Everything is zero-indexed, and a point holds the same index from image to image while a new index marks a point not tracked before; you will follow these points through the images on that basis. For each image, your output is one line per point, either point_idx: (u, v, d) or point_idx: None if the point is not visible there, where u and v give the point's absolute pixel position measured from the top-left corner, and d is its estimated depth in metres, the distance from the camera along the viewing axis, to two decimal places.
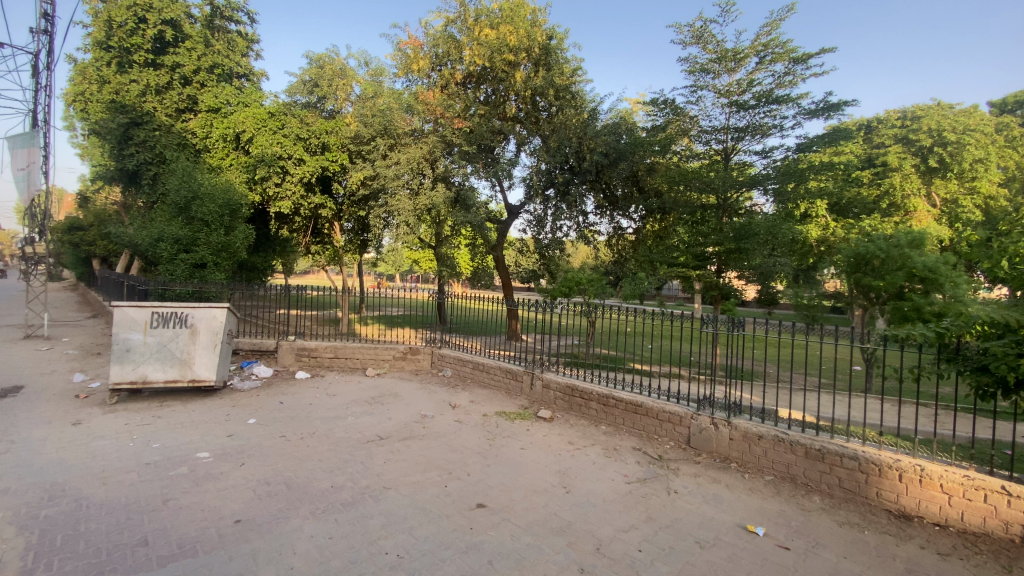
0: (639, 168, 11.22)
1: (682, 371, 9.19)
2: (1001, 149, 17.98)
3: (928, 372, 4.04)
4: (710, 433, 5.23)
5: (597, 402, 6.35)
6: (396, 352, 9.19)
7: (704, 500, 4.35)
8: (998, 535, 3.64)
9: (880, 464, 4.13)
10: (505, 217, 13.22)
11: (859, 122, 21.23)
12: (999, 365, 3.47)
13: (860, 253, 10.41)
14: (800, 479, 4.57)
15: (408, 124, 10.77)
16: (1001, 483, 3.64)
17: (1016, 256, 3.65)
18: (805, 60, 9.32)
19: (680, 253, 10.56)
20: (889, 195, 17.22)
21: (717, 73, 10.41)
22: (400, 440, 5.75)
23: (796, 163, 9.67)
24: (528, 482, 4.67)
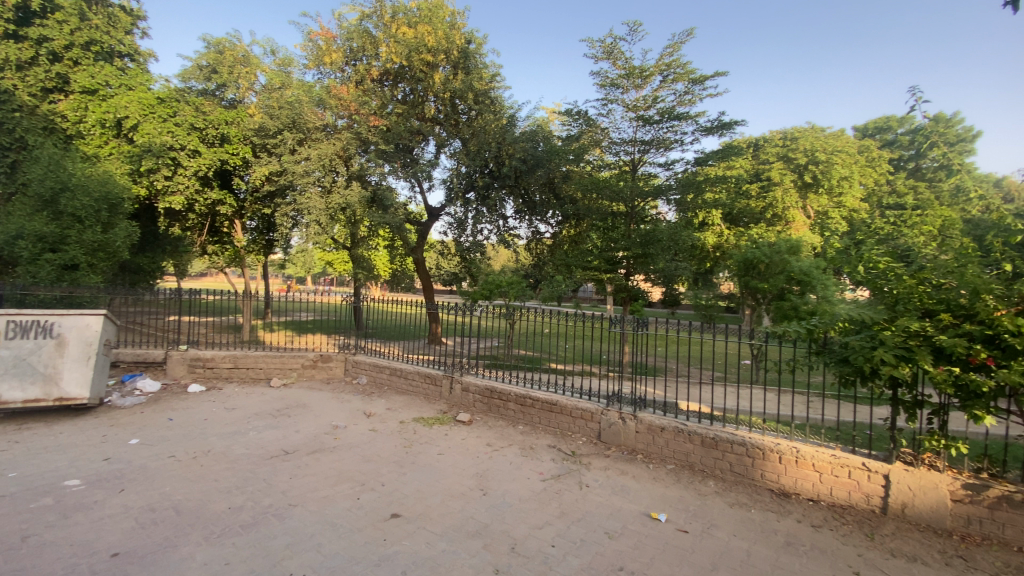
0: (556, 175, 11.56)
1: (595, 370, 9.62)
2: (862, 169, 20.70)
3: (801, 364, 4.55)
4: (618, 428, 5.51)
5: (515, 402, 6.43)
6: (305, 360, 8.65)
7: (614, 491, 4.57)
8: (861, 506, 4.16)
9: (763, 449, 4.59)
10: (425, 219, 13.00)
11: (748, 140, 23.44)
12: (858, 356, 3.99)
13: (748, 259, 11.66)
14: (697, 466, 4.95)
15: (319, 119, 10.23)
16: (861, 460, 4.18)
17: (870, 263, 4.24)
18: (702, 81, 10.15)
19: (594, 257, 11.19)
20: (773, 206, 19.19)
21: (625, 88, 11.03)
22: (308, 454, 5.43)
23: (694, 175, 10.56)
24: (445, 488, 4.61)
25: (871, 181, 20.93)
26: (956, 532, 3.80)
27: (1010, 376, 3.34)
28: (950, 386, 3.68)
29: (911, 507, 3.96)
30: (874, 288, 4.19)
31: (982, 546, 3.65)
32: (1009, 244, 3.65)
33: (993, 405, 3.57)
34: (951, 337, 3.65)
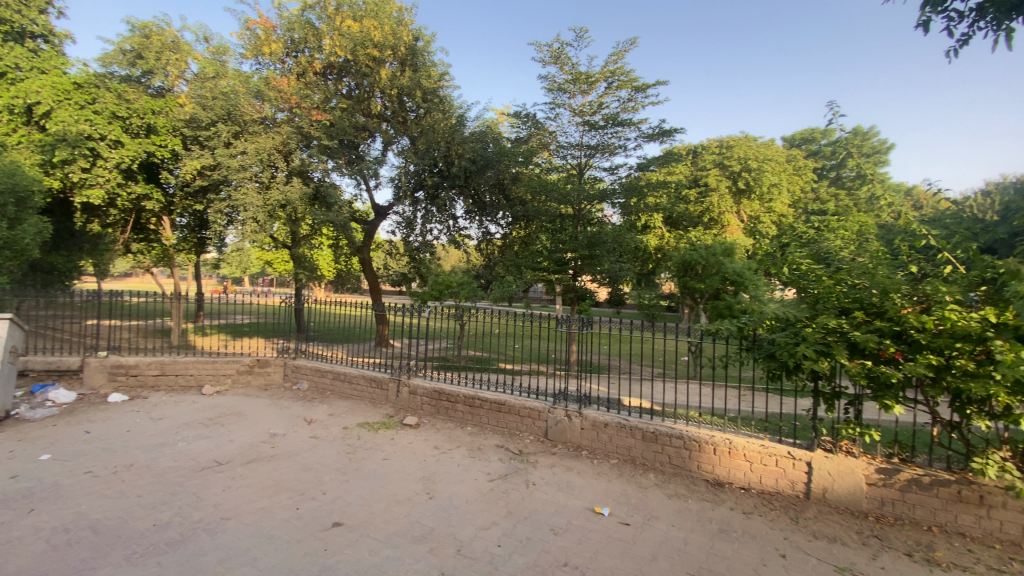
0: (505, 177, 11.60)
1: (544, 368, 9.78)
2: (790, 176, 22.16)
3: (733, 360, 4.82)
4: (564, 425, 5.61)
5: (464, 403, 6.39)
6: (241, 365, 8.22)
7: (559, 488, 4.65)
8: (787, 492, 4.45)
9: (699, 441, 4.81)
10: (372, 218, 12.70)
11: (687, 147, 24.49)
12: (784, 352, 4.28)
13: (687, 260, 12.30)
14: (638, 460, 5.12)
15: (257, 111, 9.80)
16: (787, 449, 4.47)
17: (794, 265, 4.56)
18: (644, 89, 10.52)
19: (544, 258, 11.42)
20: (710, 211, 20.19)
21: (572, 93, 11.26)
22: (244, 464, 5.16)
23: (637, 180, 10.93)
24: (390, 493, 4.52)
25: (797, 188, 22.44)
26: (872, 513, 4.12)
27: (915, 368, 3.69)
28: (864, 378, 4.01)
29: (831, 491, 4.27)
30: (798, 288, 4.50)
31: (894, 525, 3.98)
32: (912, 248, 4.04)
33: (900, 395, 3.92)
34: (864, 333, 3.99)
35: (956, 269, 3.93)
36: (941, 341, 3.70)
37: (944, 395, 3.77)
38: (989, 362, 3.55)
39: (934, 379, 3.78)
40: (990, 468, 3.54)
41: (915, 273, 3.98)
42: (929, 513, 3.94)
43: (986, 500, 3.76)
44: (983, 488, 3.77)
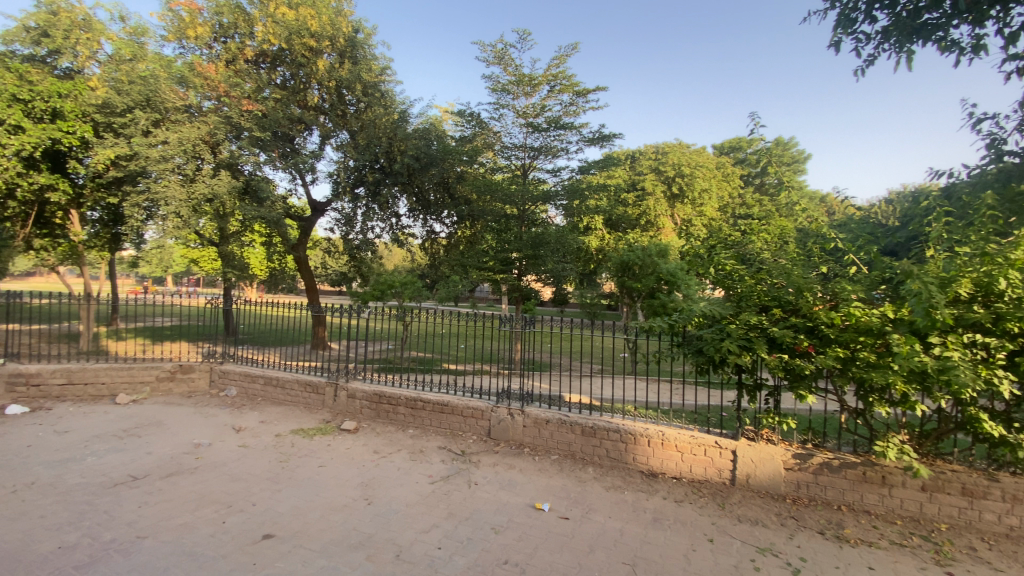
0: (449, 175, 11.49)
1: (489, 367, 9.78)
2: (719, 183, 23.55)
3: (665, 356, 5.04)
4: (506, 424, 5.64)
5: (405, 406, 6.27)
6: (161, 372, 7.63)
7: (501, 487, 4.67)
8: (714, 480, 4.72)
9: (635, 434, 5.00)
10: (309, 215, 12.21)
11: (626, 152, 25.42)
12: (711, 347, 4.52)
13: (625, 261, 13.05)
14: (578, 455, 5.25)
15: (180, 98, 9.06)
16: (715, 439, 4.73)
17: (720, 264, 4.82)
18: (585, 94, 10.78)
19: (489, 257, 11.35)
20: (647, 213, 21.10)
21: (516, 95, 11.34)
22: (164, 477, 4.79)
23: (579, 183, 11.21)
24: (326, 501, 4.35)
25: (726, 194, 23.90)
26: (789, 496, 4.44)
27: (825, 361, 4.02)
28: (782, 371, 4.32)
29: (754, 477, 4.56)
30: (723, 287, 4.77)
31: (809, 506, 4.32)
32: (823, 250, 4.39)
33: (813, 385, 4.26)
34: (782, 329, 4.29)
35: (860, 269, 4.29)
36: (847, 336, 4.05)
37: (850, 385, 4.13)
38: (887, 354, 3.93)
39: (842, 370, 4.13)
40: (888, 450, 3.92)
41: (826, 273, 4.32)
42: (839, 494, 4.29)
43: (887, 479, 4.15)
44: (884, 469, 4.16)
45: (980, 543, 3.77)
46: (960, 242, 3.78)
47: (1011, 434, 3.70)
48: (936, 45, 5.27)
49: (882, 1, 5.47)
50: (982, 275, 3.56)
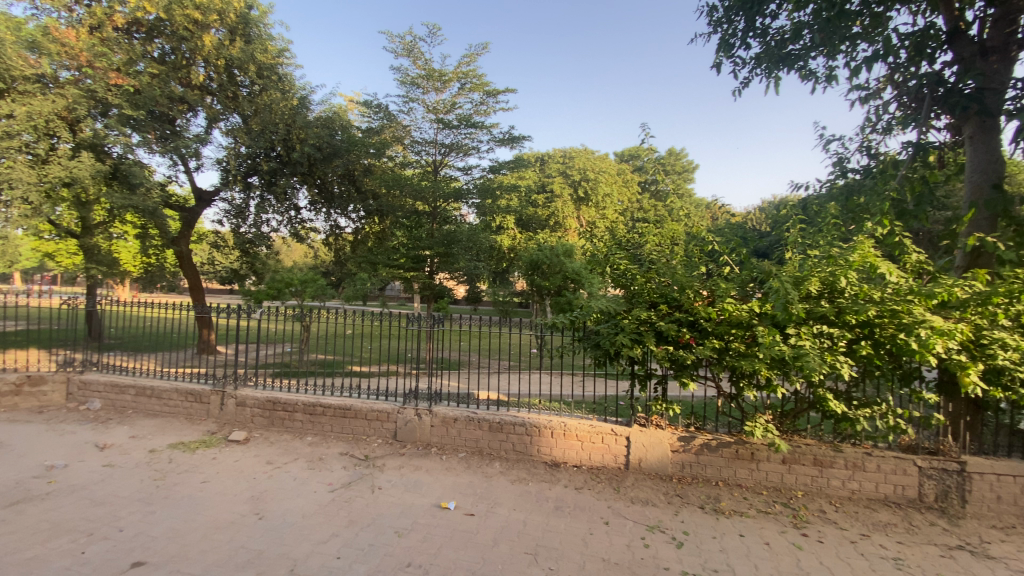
0: (356, 168, 10.91)
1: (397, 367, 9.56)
2: (620, 188, 25.03)
3: (567, 350, 5.27)
4: (413, 424, 5.55)
5: (303, 412, 5.92)
6: (2, 385, 6.52)
7: (406, 488, 4.59)
8: (611, 466, 5.02)
9: (539, 427, 5.16)
10: (193, 205, 11.10)
11: (536, 155, 26.09)
12: (608, 342, 4.82)
13: (535, 260, 13.62)
14: (485, 451, 5.31)
15: (30, 65, 7.62)
16: (611, 427, 5.03)
17: (615, 263, 5.11)
18: (496, 94, 10.90)
19: (399, 255, 11.32)
20: (556, 215, 21.85)
21: (426, 89, 11.16)
22: (4, 508, 4.09)
23: (491, 182, 11.39)
24: (210, 519, 3.98)
25: (626, 199, 25.46)
26: (676, 476, 4.85)
27: (704, 351, 4.48)
28: (668, 361, 4.71)
29: (645, 461, 4.92)
30: (618, 285, 5.08)
31: (692, 484, 4.74)
32: (703, 252, 4.83)
33: (694, 373, 4.69)
34: (668, 324, 4.69)
35: (733, 269, 4.78)
36: (721, 328, 4.52)
37: (725, 372, 4.61)
38: (754, 344, 4.44)
39: (718, 360, 4.60)
40: (756, 429, 4.42)
41: (706, 272, 4.76)
42: (717, 471, 4.77)
43: (755, 455, 4.67)
44: (753, 446, 4.68)
45: (828, 505, 4.38)
46: (812, 246, 4.34)
47: (850, 410, 4.33)
48: (799, 72, 6.03)
49: (755, 30, 6.17)
50: (827, 274, 4.12)
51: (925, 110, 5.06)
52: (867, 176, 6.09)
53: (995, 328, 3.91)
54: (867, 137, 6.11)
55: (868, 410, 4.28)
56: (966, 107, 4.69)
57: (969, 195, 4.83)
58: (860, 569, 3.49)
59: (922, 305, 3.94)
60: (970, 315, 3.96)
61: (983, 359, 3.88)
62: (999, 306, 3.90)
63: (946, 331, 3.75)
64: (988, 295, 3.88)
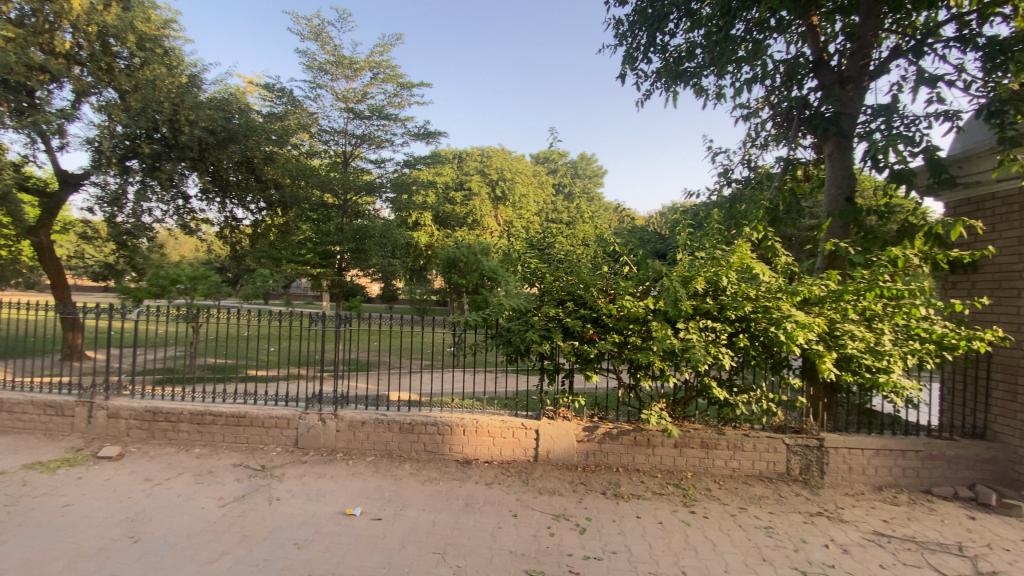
0: (256, 155, 9.99)
1: (303, 371, 9.06)
2: (536, 189, 25.60)
3: (479, 347, 5.33)
4: (316, 430, 5.29)
5: (190, 422, 5.42)
6: None
7: (307, 498, 4.35)
8: (521, 459, 5.14)
9: (450, 425, 5.14)
10: (56, 190, 9.63)
11: (454, 151, 25.90)
12: (517, 338, 4.95)
13: (451, 258, 14.17)
14: (394, 453, 5.20)
15: None
16: (521, 421, 5.14)
17: (526, 262, 5.23)
18: (410, 87, 10.68)
19: (307, 250, 11.35)
20: (473, 213, 21.90)
21: (335, 76, 10.65)
22: None
23: (406, 177, 11.43)
24: (73, 547, 3.50)
25: (542, 200, 26.17)
26: (581, 465, 5.08)
27: (606, 345, 4.74)
28: (574, 356, 4.93)
29: (553, 452, 5.10)
30: (529, 283, 5.21)
31: (595, 471, 4.99)
32: (606, 252, 5.13)
33: (597, 366, 4.95)
34: (573, 320, 4.91)
35: (634, 269, 5.09)
36: (621, 323, 4.81)
37: (624, 364, 4.91)
38: (649, 337, 4.77)
39: (619, 353, 4.90)
40: (652, 417, 4.76)
41: (608, 271, 5.03)
42: (618, 458, 5.06)
43: (651, 441, 5.02)
44: (649, 433, 5.03)
45: (712, 483, 4.83)
46: (699, 248, 4.74)
47: (731, 396, 4.80)
48: (693, 88, 6.55)
49: (656, 46, 6.61)
50: (712, 273, 4.54)
51: (794, 129, 5.71)
52: (747, 186, 6.76)
53: (846, 321, 4.52)
54: (748, 151, 6.78)
55: (746, 396, 4.77)
56: (826, 128, 5.35)
57: (828, 206, 5.55)
58: (738, 539, 3.88)
59: (788, 302, 4.46)
60: (826, 310, 4.54)
61: (836, 348, 4.47)
62: (849, 302, 4.52)
63: (807, 324, 4.27)
64: (840, 292, 4.48)
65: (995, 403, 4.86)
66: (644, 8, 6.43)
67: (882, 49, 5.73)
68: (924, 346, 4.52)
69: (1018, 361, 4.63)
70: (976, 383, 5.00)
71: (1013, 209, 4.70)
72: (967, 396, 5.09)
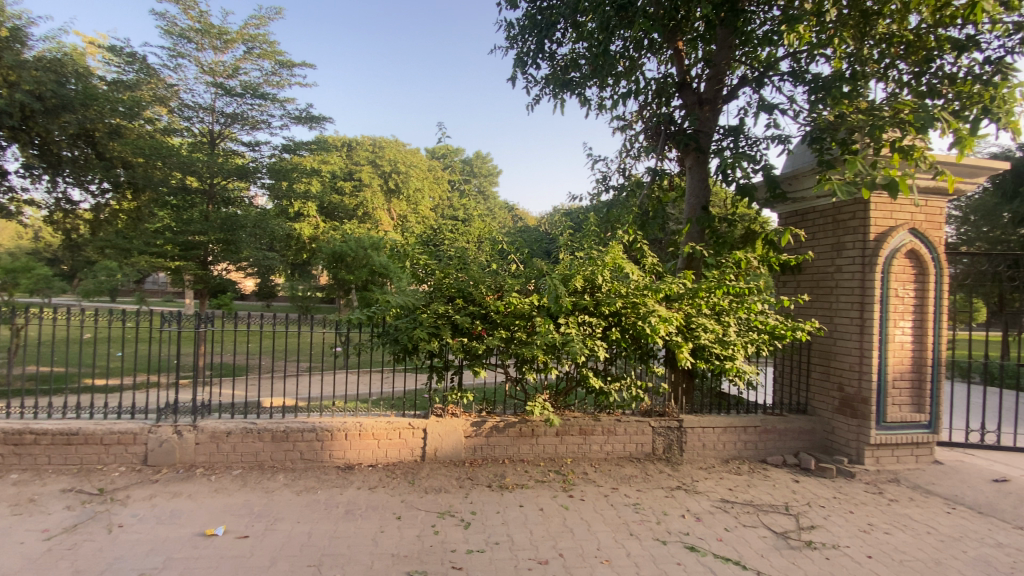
0: (98, 127, 9.09)
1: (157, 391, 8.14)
2: (431, 184, 25.26)
3: (365, 346, 5.14)
4: (172, 444, 4.72)
5: (5, 443, 4.56)
6: None
7: (159, 521, 3.87)
8: (408, 459, 5.06)
9: (331, 430, 4.89)
10: None
11: (343, 139, 24.56)
12: (404, 335, 4.89)
13: (337, 252, 13.52)
14: (267, 463, 4.82)
15: None
16: (408, 421, 5.06)
17: (413, 257, 5.14)
18: (290, 66, 9.87)
19: (162, 240, 9.40)
20: (363, 205, 21.00)
21: (200, 46, 9.50)
22: None
23: (285, 162, 10.49)
24: None
25: (437, 195, 25.95)
26: (468, 460, 5.14)
27: (493, 341, 4.85)
28: (462, 352, 4.97)
29: (440, 450, 5.09)
30: (418, 279, 5.16)
31: (482, 465, 5.08)
32: (496, 250, 5.25)
33: (485, 361, 5.04)
34: (462, 316, 4.94)
35: (520, 267, 5.26)
36: (508, 319, 4.94)
37: (511, 359, 5.06)
38: (533, 332, 4.96)
39: (505, 348, 5.03)
40: (536, 408, 4.98)
41: (497, 269, 5.14)
42: (504, 450, 5.21)
43: (535, 431, 5.24)
44: (533, 424, 5.24)
45: (590, 467, 5.17)
46: (578, 248, 5.07)
47: (606, 385, 5.18)
48: (578, 97, 6.90)
49: (544, 53, 6.86)
50: (589, 271, 4.89)
51: (662, 142, 6.31)
52: (622, 192, 7.31)
53: (700, 315, 5.10)
54: (623, 160, 7.33)
55: (618, 384, 5.18)
56: (687, 143, 5.99)
57: (688, 213, 6.20)
58: (609, 517, 4.21)
59: (653, 298, 4.92)
60: (685, 306, 5.09)
61: (692, 338, 5.03)
62: (703, 298, 5.11)
63: (668, 318, 4.76)
64: (696, 289, 5.08)
65: (814, 383, 5.82)
66: (534, 14, 6.66)
67: (734, 76, 6.48)
68: (760, 336, 5.25)
69: (829, 347, 5.60)
70: (800, 366, 5.95)
71: (827, 221, 5.65)
72: (794, 377, 6.04)
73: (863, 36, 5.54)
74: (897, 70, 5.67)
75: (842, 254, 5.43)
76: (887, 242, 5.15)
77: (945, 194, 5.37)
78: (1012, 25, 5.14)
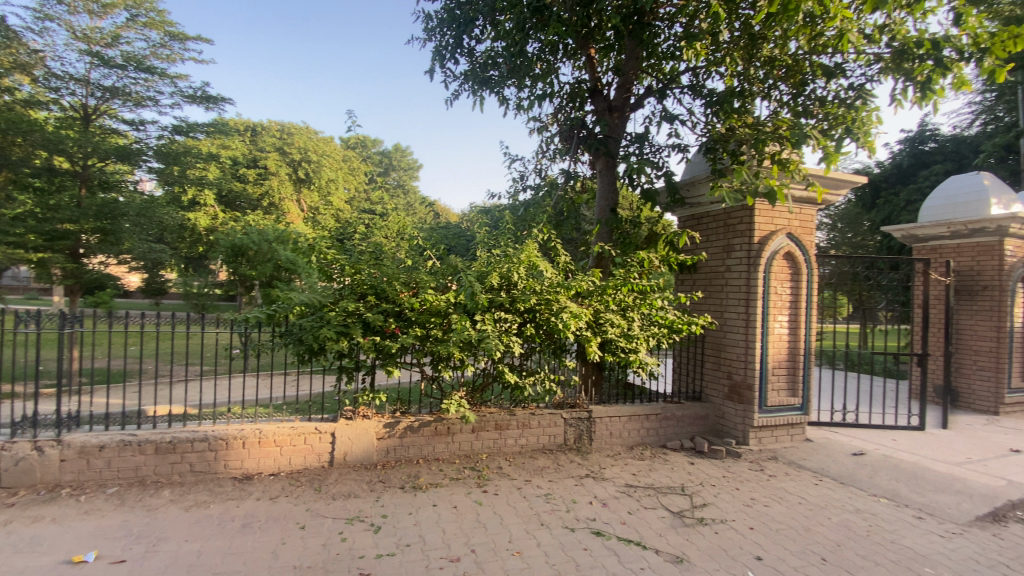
0: None
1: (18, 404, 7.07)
2: (345, 175, 24.14)
3: (266, 347, 4.82)
4: (31, 462, 4.15)
5: None
6: None
7: (14, 550, 3.38)
8: (314, 465, 4.83)
9: (226, 438, 4.55)
10: None
11: (246, 123, 22.74)
12: (310, 335, 4.65)
13: (237, 245, 12.69)
14: (149, 479, 4.37)
15: None
16: (314, 425, 4.83)
17: (319, 253, 4.90)
18: (182, 40, 8.96)
19: (21, 227, 8.06)
20: (269, 195, 19.63)
21: (70, 8, 8.30)
22: None
23: (176, 145, 9.56)
24: None
25: (353, 187, 24.90)
26: (380, 462, 5.01)
27: (407, 338, 4.77)
28: (374, 351, 4.82)
29: (350, 454, 4.92)
30: (326, 275, 4.93)
31: (394, 467, 4.98)
32: (412, 246, 5.13)
33: (399, 360, 4.93)
34: (374, 314, 4.80)
35: (437, 263, 5.20)
36: (423, 317, 4.88)
37: (426, 357, 5.01)
38: (449, 330, 4.95)
39: (421, 346, 4.96)
40: (451, 406, 4.97)
41: (412, 265, 5.05)
42: (418, 450, 5.14)
43: (450, 429, 5.23)
44: (448, 422, 5.23)
45: (504, 461, 5.27)
46: (493, 246, 5.13)
47: (520, 379, 5.29)
48: (497, 96, 6.94)
49: (462, 48, 6.81)
50: (505, 269, 4.95)
51: (574, 145, 6.53)
52: (538, 192, 7.47)
53: (608, 311, 5.37)
54: (539, 161, 7.50)
55: (532, 378, 5.31)
56: (598, 148, 6.25)
57: (597, 214, 6.48)
58: (521, 509, 4.32)
59: (564, 295, 5.10)
60: (594, 302, 5.33)
61: (600, 333, 5.29)
62: (610, 295, 5.38)
63: (578, 314, 4.96)
64: (604, 287, 5.33)
65: (707, 372, 6.34)
66: (452, 9, 6.56)
67: (642, 85, 6.83)
68: (661, 330, 5.63)
69: (721, 340, 6.14)
70: (696, 357, 6.47)
71: (719, 225, 6.17)
72: (691, 367, 6.56)
73: (751, 57, 6.10)
74: (779, 90, 6.30)
75: (731, 255, 5.97)
76: (768, 245, 5.74)
77: (815, 204, 6.06)
78: (872, 57, 5.92)
